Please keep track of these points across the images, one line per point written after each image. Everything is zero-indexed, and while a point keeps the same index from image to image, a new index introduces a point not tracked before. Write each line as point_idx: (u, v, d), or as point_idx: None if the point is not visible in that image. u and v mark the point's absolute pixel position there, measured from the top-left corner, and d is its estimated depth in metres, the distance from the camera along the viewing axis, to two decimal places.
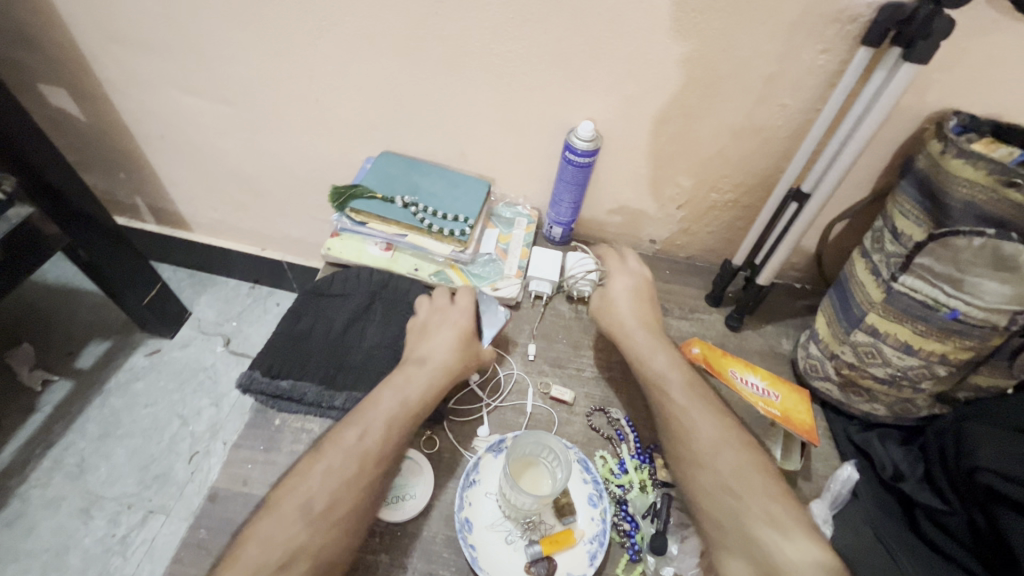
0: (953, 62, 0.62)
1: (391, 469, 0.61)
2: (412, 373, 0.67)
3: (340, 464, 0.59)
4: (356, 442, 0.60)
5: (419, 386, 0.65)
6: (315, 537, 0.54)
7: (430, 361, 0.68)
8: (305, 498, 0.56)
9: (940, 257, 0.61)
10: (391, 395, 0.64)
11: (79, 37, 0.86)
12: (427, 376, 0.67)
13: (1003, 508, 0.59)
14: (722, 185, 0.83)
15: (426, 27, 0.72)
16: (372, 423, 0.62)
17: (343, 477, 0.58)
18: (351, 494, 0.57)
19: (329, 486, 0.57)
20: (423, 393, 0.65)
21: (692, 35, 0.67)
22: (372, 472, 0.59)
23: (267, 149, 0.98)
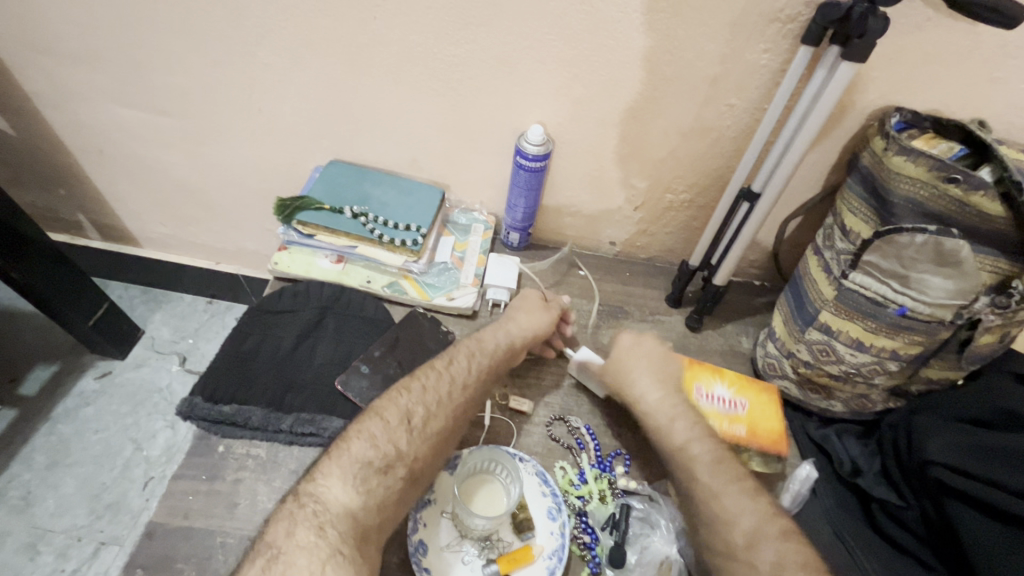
0: (891, 60, 0.62)
1: (472, 406, 0.65)
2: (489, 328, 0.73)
3: (439, 388, 0.64)
4: (450, 373, 0.65)
5: (503, 340, 0.72)
6: (412, 447, 0.58)
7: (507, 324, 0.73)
8: (407, 408, 0.61)
9: (887, 254, 0.62)
10: (475, 341, 0.70)
11: (1, 49, 0.81)
12: (510, 330, 0.73)
13: (953, 500, 0.60)
14: (677, 186, 0.82)
15: (365, 32, 0.70)
16: (462, 362, 0.67)
17: (438, 398, 0.63)
18: (445, 416, 0.62)
19: (427, 402, 0.62)
20: (506, 346, 0.71)
21: (635, 37, 0.66)
22: (462, 401, 0.64)
23: (212, 161, 0.94)
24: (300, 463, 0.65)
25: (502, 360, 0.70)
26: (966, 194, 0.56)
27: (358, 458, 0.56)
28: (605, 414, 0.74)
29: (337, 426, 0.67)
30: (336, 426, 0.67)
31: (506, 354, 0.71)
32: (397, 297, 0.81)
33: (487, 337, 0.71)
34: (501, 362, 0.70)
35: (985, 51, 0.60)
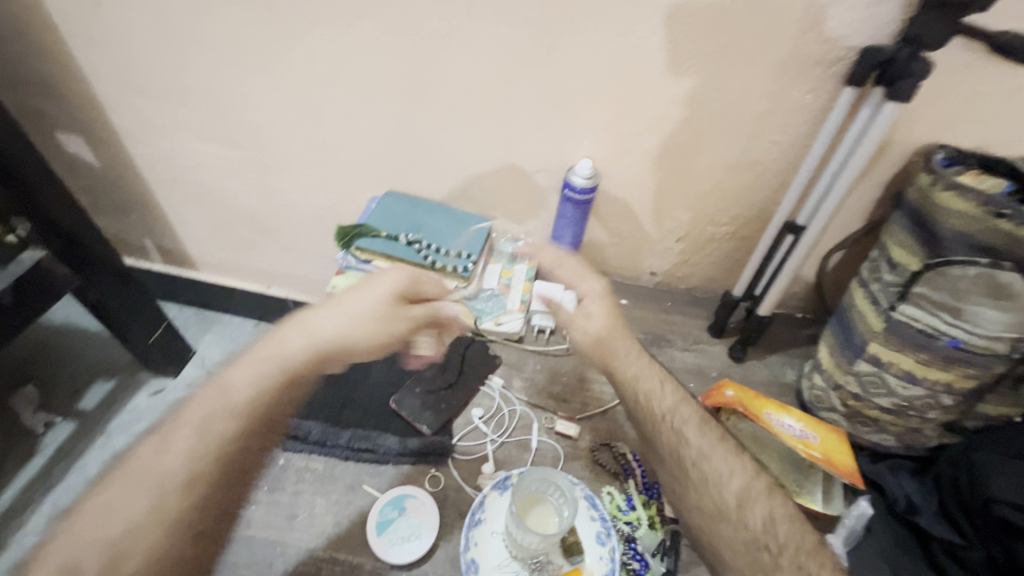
0: (934, 100, 0.64)
1: (213, 494, 0.51)
2: (248, 360, 0.57)
3: (132, 508, 0.49)
4: (150, 475, 0.51)
5: (250, 378, 0.55)
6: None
7: (308, 327, 0.59)
8: (73, 556, 0.46)
9: (937, 286, 0.62)
10: (210, 398, 0.54)
11: (101, 90, 0.90)
12: (278, 356, 0.57)
13: (1019, 541, 0.59)
14: (720, 218, 0.85)
15: (428, 73, 0.76)
16: (172, 450, 0.52)
17: (125, 522, 0.48)
18: (141, 547, 0.47)
19: (108, 538, 0.47)
20: (261, 386, 0.55)
21: (683, 79, 0.70)
22: (175, 511, 0.49)
23: (275, 191, 1.00)
24: (356, 478, 0.67)
25: (263, 411, 0.54)
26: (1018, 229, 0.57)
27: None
28: None
29: (392, 442, 0.70)
30: (391, 442, 0.70)
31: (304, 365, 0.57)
32: None
33: (237, 368, 0.56)
34: (238, 434, 0.53)
35: None
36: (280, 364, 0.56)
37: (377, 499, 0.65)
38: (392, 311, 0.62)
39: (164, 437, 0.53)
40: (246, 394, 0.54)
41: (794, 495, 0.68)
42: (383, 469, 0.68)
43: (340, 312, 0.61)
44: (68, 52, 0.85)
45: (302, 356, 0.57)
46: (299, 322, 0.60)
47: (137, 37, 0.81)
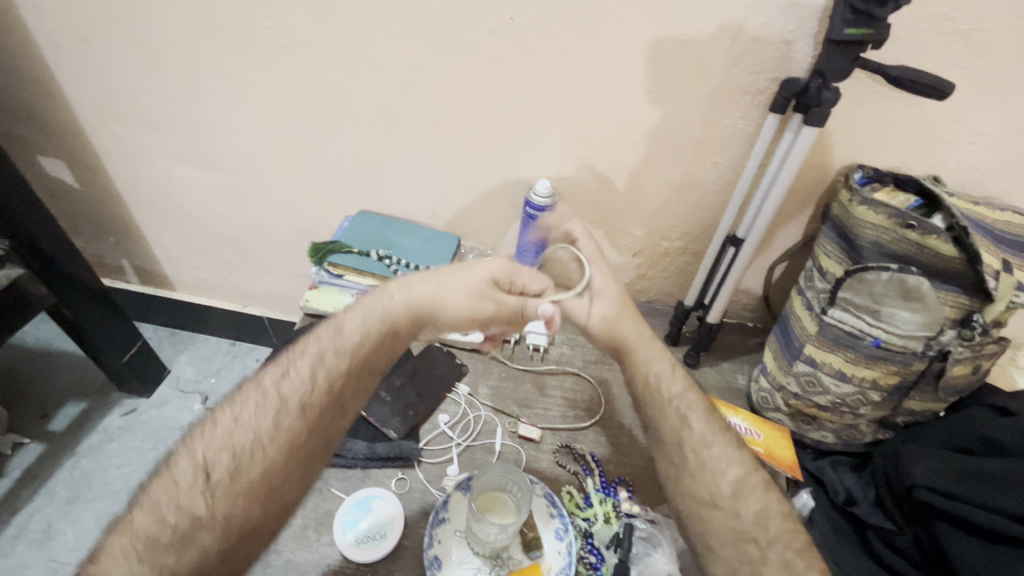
0: (848, 126, 0.72)
1: (324, 422, 0.56)
2: (359, 309, 0.62)
3: (260, 422, 0.54)
4: (274, 396, 0.56)
5: (365, 330, 0.60)
6: (219, 507, 0.50)
7: (406, 292, 0.63)
8: (204, 458, 0.51)
9: (858, 291, 0.69)
10: (331, 341, 0.59)
11: (84, 116, 0.94)
12: (378, 314, 0.61)
13: (939, 521, 0.64)
14: (671, 233, 0.91)
15: (399, 101, 0.82)
16: (291, 378, 0.56)
17: (252, 435, 0.53)
18: (263, 458, 0.52)
19: (235, 445, 0.52)
20: (369, 334, 0.60)
21: (629, 106, 0.76)
22: (295, 430, 0.54)
23: (252, 211, 1.04)
24: (324, 482, 0.70)
25: (369, 357, 0.59)
26: (922, 237, 0.64)
27: (139, 533, 0.48)
28: (610, 443, 0.79)
29: (360, 448, 0.73)
30: (359, 447, 0.73)
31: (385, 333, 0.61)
32: None
33: (346, 319, 0.61)
34: (342, 372, 0.58)
35: (932, 119, 0.70)
36: (382, 320, 0.61)
37: (344, 501, 0.68)
38: (478, 295, 0.64)
39: (288, 365, 0.58)
40: (355, 339, 0.59)
41: None
42: (350, 472, 0.71)
43: (441, 297, 0.63)
44: (54, 81, 0.89)
45: (401, 314, 0.62)
46: (397, 286, 0.64)
47: (122, 66, 0.86)
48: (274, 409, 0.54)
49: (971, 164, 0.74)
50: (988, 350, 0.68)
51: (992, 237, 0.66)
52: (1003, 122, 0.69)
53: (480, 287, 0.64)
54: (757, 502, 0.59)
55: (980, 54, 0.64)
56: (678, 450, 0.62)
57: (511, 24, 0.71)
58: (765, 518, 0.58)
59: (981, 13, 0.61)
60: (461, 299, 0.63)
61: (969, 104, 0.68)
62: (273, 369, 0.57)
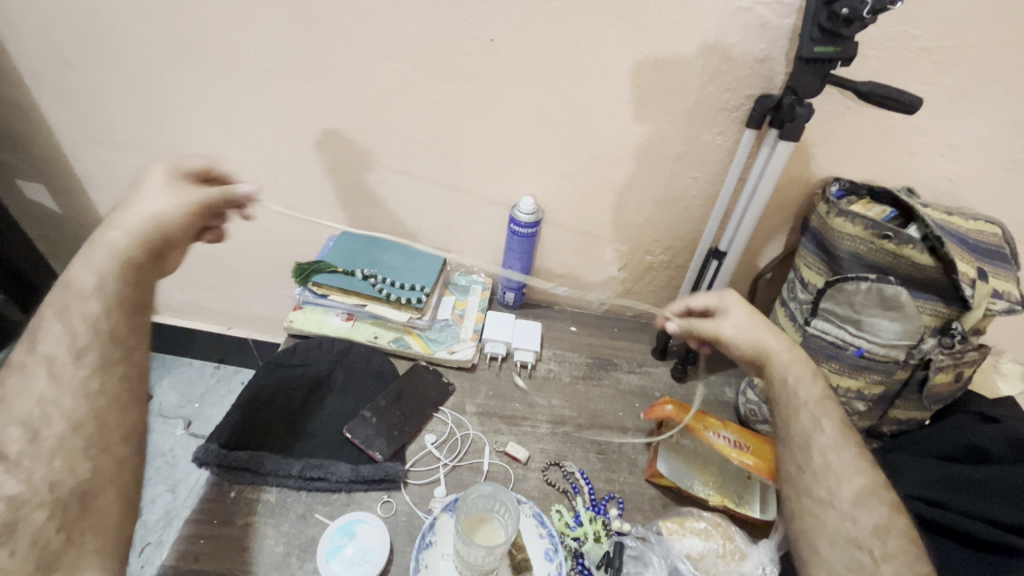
0: (822, 141, 0.74)
1: (111, 367, 0.50)
2: (81, 259, 0.52)
3: (34, 387, 0.47)
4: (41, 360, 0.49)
5: (96, 268, 0.51)
6: (45, 476, 0.45)
7: (124, 224, 0.53)
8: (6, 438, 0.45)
9: (839, 301, 0.70)
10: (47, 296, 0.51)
11: (64, 139, 0.93)
12: (108, 250, 0.52)
13: (931, 534, 0.63)
14: (655, 248, 0.92)
15: (380, 121, 0.82)
16: (46, 335, 0.50)
17: (38, 403, 0.47)
18: (66, 418, 0.47)
19: (37, 411, 0.47)
20: (117, 275, 0.52)
21: (608, 123, 0.78)
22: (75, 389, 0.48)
23: (235, 233, 1.04)
24: (308, 507, 0.68)
25: (123, 288, 0.52)
26: (899, 248, 0.66)
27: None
28: (599, 460, 0.78)
29: (344, 471, 0.71)
30: (343, 471, 0.71)
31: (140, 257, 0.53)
32: (401, 351, 0.88)
33: (75, 270, 0.52)
34: (105, 313, 0.51)
35: (902, 133, 0.72)
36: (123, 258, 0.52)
37: (328, 526, 0.66)
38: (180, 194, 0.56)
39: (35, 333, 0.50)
40: (93, 285, 0.51)
41: (731, 503, 0.73)
42: (334, 497, 0.70)
43: (135, 201, 0.55)
44: (33, 104, 0.89)
45: (132, 248, 0.53)
46: (109, 222, 0.54)
47: (102, 91, 0.86)
48: (62, 377, 0.48)
49: (941, 176, 0.76)
50: (969, 357, 0.69)
51: (967, 246, 0.68)
52: (971, 134, 0.71)
53: (150, 181, 0.57)
54: (878, 515, 0.56)
55: (945, 70, 0.66)
56: (804, 453, 0.60)
57: (489, 45, 0.72)
58: (884, 531, 0.55)
59: (943, 31, 0.63)
60: (126, 235, 0.53)
61: (938, 118, 0.70)
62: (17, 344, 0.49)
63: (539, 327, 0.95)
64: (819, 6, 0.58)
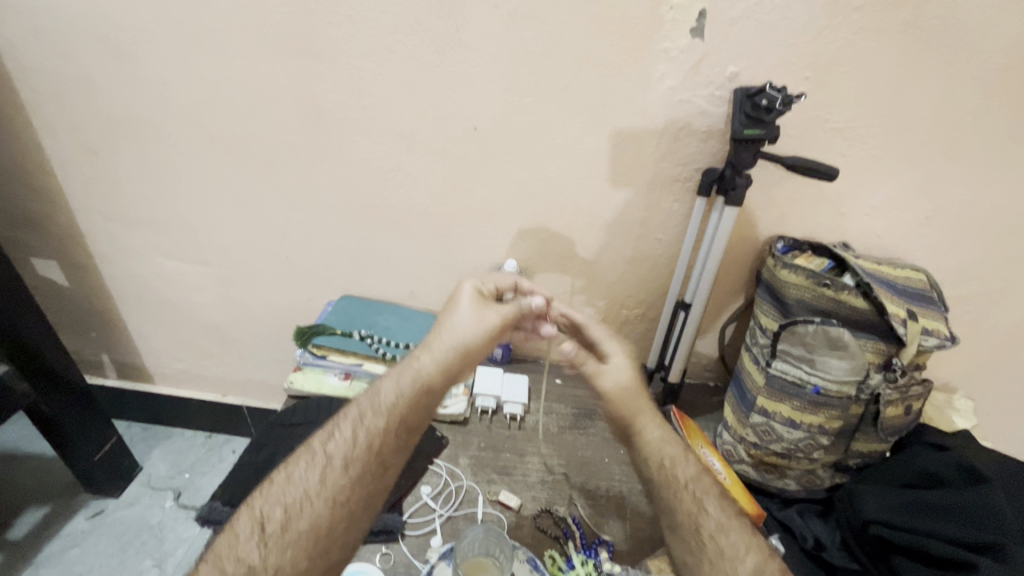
0: (764, 205, 0.85)
1: (371, 477, 0.58)
2: (393, 374, 0.66)
3: (309, 481, 0.57)
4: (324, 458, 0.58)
5: (403, 391, 0.63)
6: (270, 560, 0.52)
7: (429, 349, 0.67)
8: (261, 513, 0.55)
9: (794, 342, 0.78)
10: (369, 402, 0.62)
11: (83, 220, 1.01)
12: (414, 379, 0.65)
13: (900, 557, 0.70)
14: (629, 302, 1.00)
15: (379, 198, 0.92)
16: (337, 439, 0.60)
17: (303, 489, 0.56)
18: (298, 514, 0.55)
19: (286, 501, 0.56)
20: (407, 398, 0.63)
21: (580, 194, 0.89)
22: (342, 487, 0.56)
23: (238, 302, 1.10)
24: None
25: (410, 419, 0.62)
26: (837, 293, 0.75)
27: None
28: (588, 505, 0.82)
29: None
30: None
31: (444, 374, 0.66)
32: None
33: (386, 390, 0.63)
34: (385, 427, 0.60)
35: (830, 197, 0.84)
36: (421, 381, 0.64)
37: None
38: (482, 308, 0.71)
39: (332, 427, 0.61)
40: (390, 398, 0.63)
41: None
42: None
43: (451, 321, 0.70)
44: (59, 191, 0.98)
45: (431, 364, 0.66)
46: (423, 350, 0.68)
47: (125, 176, 0.95)
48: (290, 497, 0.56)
49: (870, 232, 0.87)
50: (913, 391, 0.77)
51: (895, 291, 0.78)
52: (888, 196, 0.83)
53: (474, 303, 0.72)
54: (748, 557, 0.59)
55: (856, 145, 0.79)
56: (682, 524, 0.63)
57: (474, 132, 0.84)
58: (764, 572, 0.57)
59: (848, 115, 0.76)
60: (436, 358, 0.66)
61: (858, 183, 0.82)
62: (319, 435, 0.61)
63: (526, 380, 1.01)
64: (743, 99, 0.72)
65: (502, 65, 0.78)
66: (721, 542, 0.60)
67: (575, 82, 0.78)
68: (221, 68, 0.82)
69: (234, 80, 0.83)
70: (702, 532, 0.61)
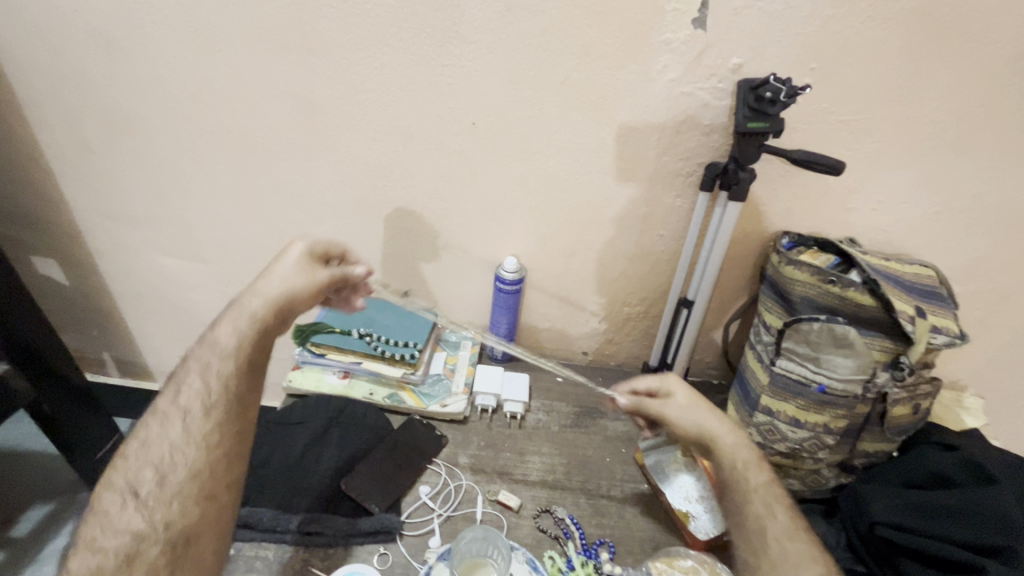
0: (768, 200, 0.84)
1: (233, 420, 0.58)
2: (225, 320, 0.63)
3: (173, 437, 0.56)
4: (177, 412, 0.58)
5: (236, 333, 0.61)
6: (156, 517, 0.53)
7: (262, 295, 0.64)
8: (131, 479, 0.54)
9: (798, 341, 0.76)
10: (210, 352, 0.60)
11: (81, 219, 1.01)
12: (245, 321, 0.62)
13: (904, 559, 0.68)
14: (631, 300, 0.99)
15: (375, 194, 0.91)
16: (188, 394, 0.58)
17: (168, 447, 0.56)
18: (181, 466, 0.55)
19: (155, 461, 0.55)
20: (244, 341, 0.61)
21: (579, 190, 0.87)
22: (213, 436, 0.57)
23: (238, 300, 1.10)
24: (306, 562, 0.70)
25: (248, 355, 0.61)
26: (843, 290, 0.73)
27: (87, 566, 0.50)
28: (589, 505, 0.81)
29: (342, 524, 0.73)
30: (340, 524, 0.73)
31: (276, 313, 0.64)
32: (396, 406, 0.92)
33: (222, 338, 0.61)
34: (234, 372, 0.60)
35: (836, 191, 0.82)
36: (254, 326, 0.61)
37: None
38: (307, 264, 0.68)
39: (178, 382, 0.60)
40: (231, 345, 0.61)
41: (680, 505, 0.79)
42: (332, 552, 0.71)
43: (274, 273, 0.67)
44: (57, 190, 0.98)
45: (265, 311, 0.63)
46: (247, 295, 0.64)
47: (122, 173, 0.95)
48: (163, 452, 0.56)
49: (877, 227, 0.85)
50: (922, 389, 0.76)
51: (902, 287, 0.76)
52: (896, 190, 0.81)
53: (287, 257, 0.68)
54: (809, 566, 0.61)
55: (862, 138, 0.77)
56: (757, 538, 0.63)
57: (471, 127, 0.83)
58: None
59: (855, 107, 0.74)
60: (264, 303, 0.63)
61: (865, 178, 0.80)
62: (164, 394, 0.59)
63: (527, 378, 0.99)
64: (746, 91, 0.70)
65: (498, 59, 0.77)
66: (784, 545, 0.62)
67: (573, 76, 0.77)
68: (215, 63, 0.81)
69: (227, 76, 0.82)
70: (767, 534, 0.63)
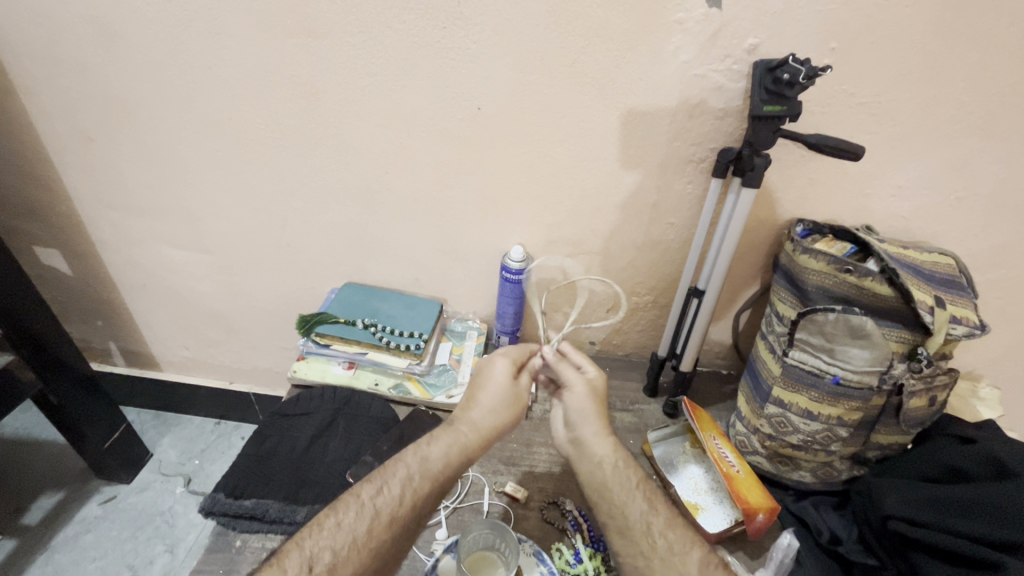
0: (782, 186, 0.81)
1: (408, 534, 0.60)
2: (439, 437, 0.67)
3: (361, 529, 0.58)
4: (371, 506, 0.60)
5: (447, 456, 0.65)
6: None
7: (474, 424, 0.69)
8: (310, 554, 0.55)
9: (812, 331, 0.74)
10: (415, 459, 0.64)
11: (82, 208, 1.00)
12: (457, 448, 0.66)
13: (918, 553, 0.67)
14: (640, 289, 0.97)
15: (380, 183, 0.89)
16: (391, 494, 0.61)
17: (352, 539, 0.57)
18: (358, 563, 0.56)
19: (336, 545, 0.56)
20: (450, 463, 0.65)
21: (589, 178, 0.85)
22: (388, 543, 0.58)
23: (242, 290, 1.09)
24: None
25: (449, 482, 0.65)
26: (860, 280, 0.71)
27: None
28: None
29: None
30: None
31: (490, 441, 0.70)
32: (402, 398, 0.92)
33: (470, 441, 0.68)
34: (435, 487, 0.63)
35: (853, 177, 0.80)
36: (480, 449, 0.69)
37: None
38: (516, 403, 0.73)
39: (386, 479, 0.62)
40: (455, 462, 0.66)
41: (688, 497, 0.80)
42: None
43: (496, 396, 0.72)
44: (57, 179, 0.96)
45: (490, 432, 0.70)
46: (462, 417, 0.70)
47: (123, 163, 0.93)
48: (355, 542, 0.57)
49: (895, 214, 0.83)
50: (939, 381, 0.74)
51: (922, 276, 0.74)
52: (916, 176, 0.78)
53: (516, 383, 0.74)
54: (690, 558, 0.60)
55: (883, 121, 0.74)
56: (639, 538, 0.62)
57: (477, 113, 0.80)
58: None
59: (877, 88, 0.71)
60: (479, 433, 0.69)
61: (884, 162, 0.78)
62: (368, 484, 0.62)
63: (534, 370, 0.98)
64: (763, 73, 0.67)
65: (506, 41, 0.74)
66: (669, 540, 0.62)
67: (582, 58, 0.74)
68: (214, 49, 0.79)
69: (228, 62, 0.80)
70: (652, 531, 0.62)
